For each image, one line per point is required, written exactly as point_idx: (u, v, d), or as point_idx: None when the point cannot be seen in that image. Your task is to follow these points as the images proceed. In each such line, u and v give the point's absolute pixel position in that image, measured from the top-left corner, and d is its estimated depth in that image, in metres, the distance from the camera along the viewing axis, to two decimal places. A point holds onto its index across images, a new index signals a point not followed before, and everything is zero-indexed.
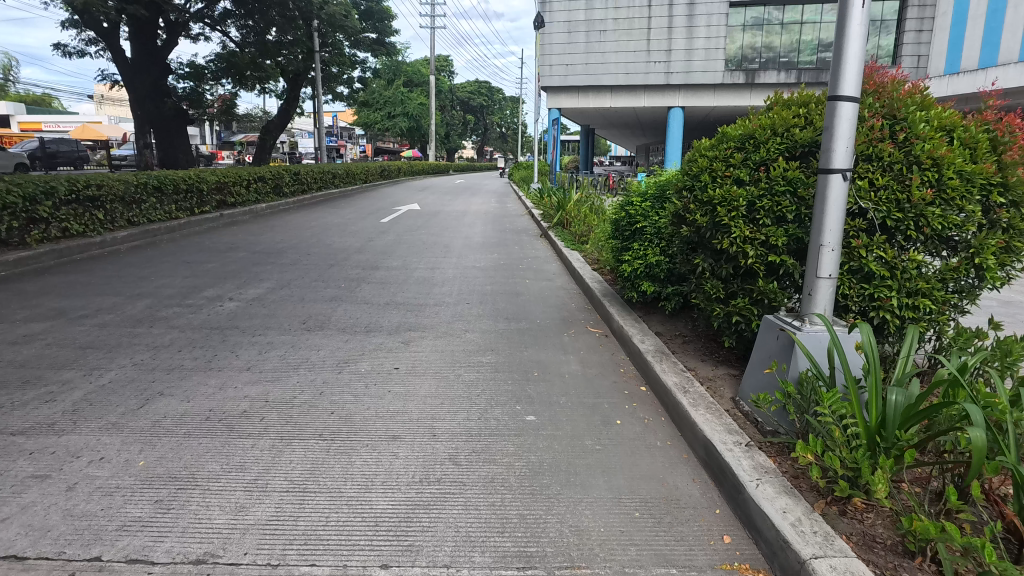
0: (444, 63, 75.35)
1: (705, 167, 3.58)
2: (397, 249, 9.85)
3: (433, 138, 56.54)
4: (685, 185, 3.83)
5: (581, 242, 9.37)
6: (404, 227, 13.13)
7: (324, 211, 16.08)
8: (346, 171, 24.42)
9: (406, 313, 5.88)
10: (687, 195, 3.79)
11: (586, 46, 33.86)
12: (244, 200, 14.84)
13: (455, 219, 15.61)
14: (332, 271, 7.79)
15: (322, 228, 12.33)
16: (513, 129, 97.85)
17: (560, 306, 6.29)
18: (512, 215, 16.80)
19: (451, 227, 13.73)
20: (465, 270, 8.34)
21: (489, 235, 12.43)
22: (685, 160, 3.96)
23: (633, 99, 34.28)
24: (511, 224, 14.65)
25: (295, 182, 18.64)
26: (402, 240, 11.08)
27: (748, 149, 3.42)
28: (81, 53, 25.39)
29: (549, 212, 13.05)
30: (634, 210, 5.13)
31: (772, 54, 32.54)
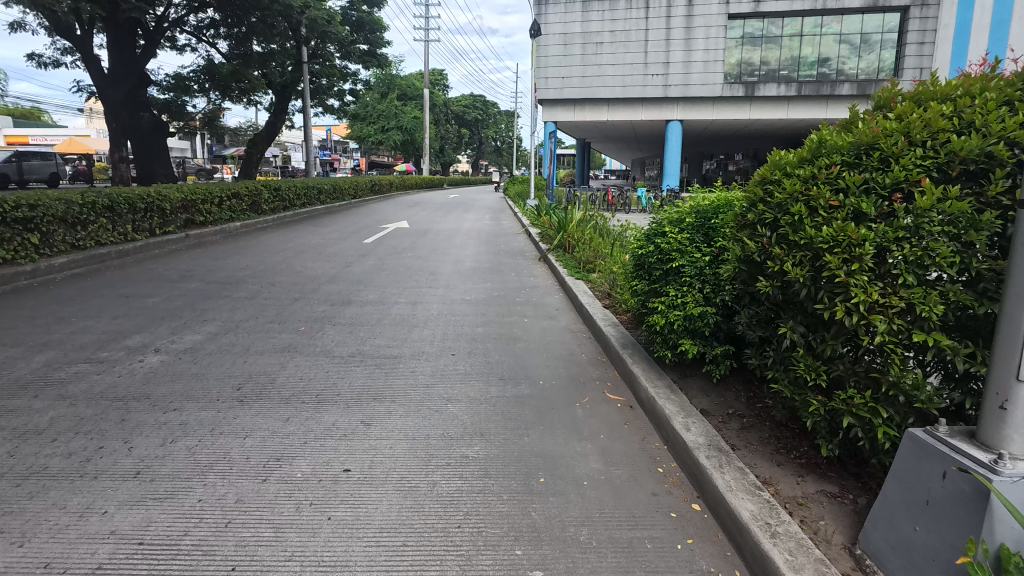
0: (438, 77, 74.82)
1: (799, 193, 2.44)
2: (377, 277, 8.64)
3: (427, 151, 55.64)
4: (761, 217, 2.68)
5: (587, 270, 8.18)
6: (388, 249, 11.92)
7: (304, 230, 14.90)
8: (333, 186, 23.30)
9: (374, 370, 4.66)
10: (767, 231, 2.63)
11: (583, 57, 33.07)
12: (216, 219, 13.63)
13: (446, 238, 14.43)
14: (295, 309, 6.57)
15: (296, 251, 11.12)
16: (508, 143, 97.37)
17: (568, 357, 5.05)
18: (508, 233, 15.62)
19: (441, 248, 12.53)
20: (453, 303, 7.14)
21: (482, 258, 11.24)
22: (755, 179, 2.81)
23: (630, 112, 33.56)
24: (507, 244, 13.46)
25: (276, 198, 17.47)
26: (385, 265, 9.88)
27: (870, 167, 2.28)
28: (56, 63, 24.29)
29: (548, 233, 11.88)
30: (666, 241, 3.90)
31: (771, 67, 31.51)
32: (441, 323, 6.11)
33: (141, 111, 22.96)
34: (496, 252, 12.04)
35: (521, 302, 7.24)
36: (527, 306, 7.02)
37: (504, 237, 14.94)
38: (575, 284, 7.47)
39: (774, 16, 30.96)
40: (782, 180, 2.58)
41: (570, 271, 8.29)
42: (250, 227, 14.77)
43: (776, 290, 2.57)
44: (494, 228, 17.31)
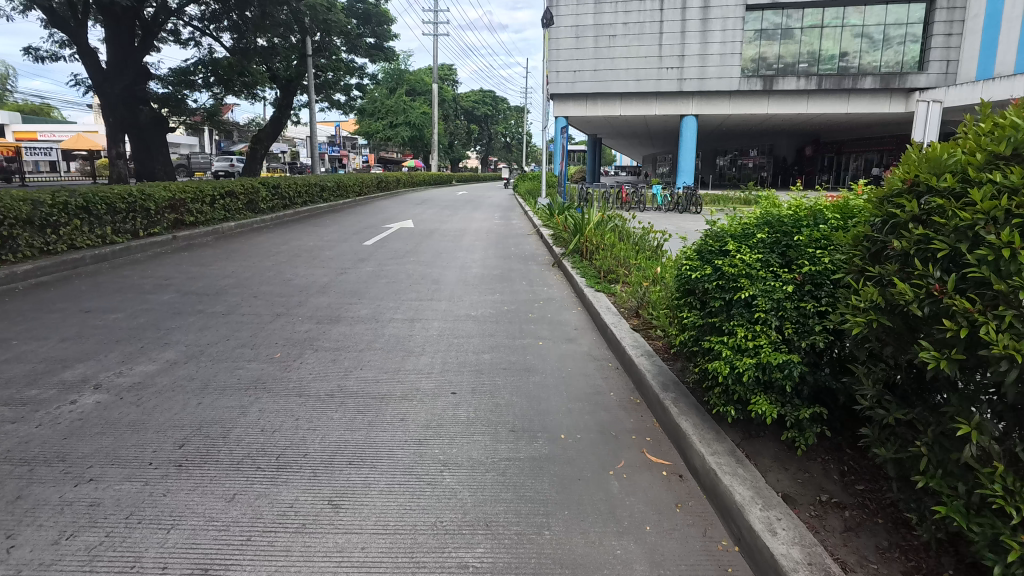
0: (447, 72, 73.96)
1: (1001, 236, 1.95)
2: (374, 286, 7.78)
3: (435, 147, 54.78)
4: (937, 257, 2.17)
5: (608, 281, 7.29)
6: (389, 252, 11.07)
7: (302, 231, 14.11)
8: (336, 183, 22.51)
9: (356, 416, 3.78)
10: (942, 274, 2.12)
11: (596, 50, 35.18)
12: (208, 219, 12.84)
13: (452, 239, 13.59)
14: (274, 328, 5.72)
15: (289, 254, 10.30)
16: (517, 139, 96.35)
17: (593, 398, 4.12)
18: (518, 235, 14.75)
19: (447, 251, 11.65)
20: (456, 319, 6.29)
21: (490, 262, 10.37)
22: (918, 205, 2.28)
23: (644, 107, 35.71)
24: (517, 247, 12.56)
25: (274, 195, 16.69)
26: (383, 271, 9.02)
27: None
28: (54, 56, 23.69)
29: (562, 235, 11.02)
30: (736, 261, 2.95)
31: (789, 61, 33.77)
32: (442, 348, 5.22)
33: (139, 106, 22.25)
34: (505, 256, 11.17)
35: (535, 320, 6.32)
36: (540, 325, 6.08)
37: (514, 238, 14.04)
38: (596, 298, 6.57)
39: (791, 10, 33.35)
40: (962, 200, 2.10)
41: (589, 282, 7.34)
42: (245, 227, 13.98)
43: (955, 366, 2.02)
44: (503, 228, 16.44)
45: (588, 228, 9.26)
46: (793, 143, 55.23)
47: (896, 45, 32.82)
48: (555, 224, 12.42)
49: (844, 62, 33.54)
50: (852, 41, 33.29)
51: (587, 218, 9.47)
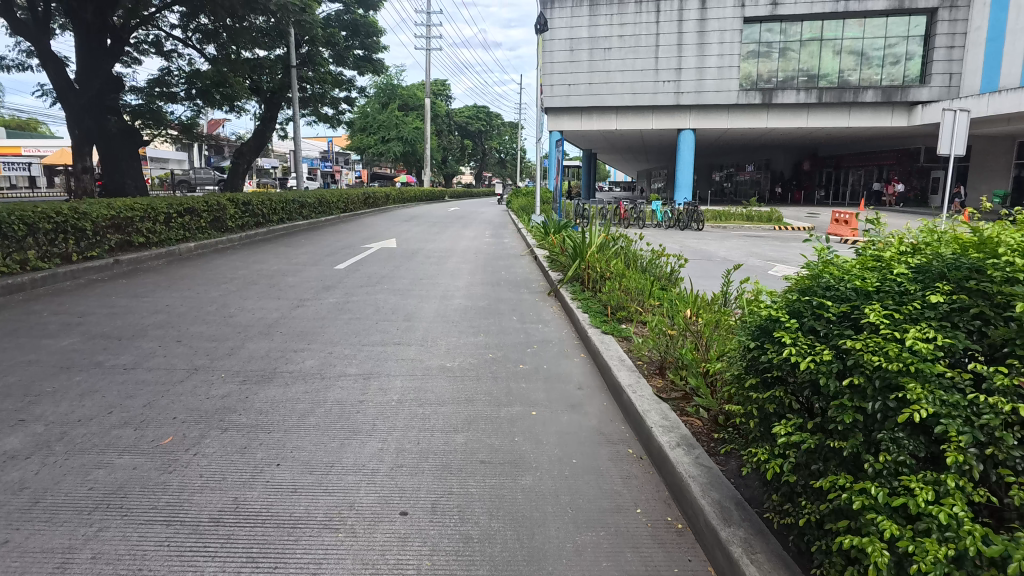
0: (440, 88, 73.27)
1: None
2: (332, 324, 6.37)
3: (427, 162, 53.70)
4: None
5: (617, 318, 5.93)
6: (363, 277, 9.67)
7: (270, 252, 12.73)
8: (317, 199, 21.19)
9: (245, 568, 2.42)
10: None
11: (590, 64, 34.42)
12: (161, 239, 11.41)
13: (436, 259, 12.21)
14: (181, 392, 4.30)
15: (245, 282, 8.89)
16: (512, 155, 95.70)
17: (613, 526, 2.73)
18: (509, 254, 13.41)
19: (429, 273, 10.27)
20: (427, 372, 4.90)
21: (476, 286, 9.01)
22: None
23: (640, 121, 34.93)
24: (509, 267, 11.22)
25: (244, 212, 15.29)
26: (350, 303, 7.61)
27: None
28: (20, 66, 22.48)
29: (558, 257, 9.68)
30: (894, 356, 1.65)
31: (789, 75, 32.94)
32: (400, 424, 3.83)
33: (107, 116, 20.94)
34: (494, 278, 9.82)
35: (527, 373, 4.93)
36: (533, 382, 4.68)
37: (506, 258, 12.71)
38: (603, 343, 5.24)
39: (792, 20, 32.52)
40: None
41: (594, 320, 5.97)
42: (205, 247, 12.56)
43: None
44: (495, 247, 15.11)
45: (589, 250, 7.94)
46: (791, 157, 54.37)
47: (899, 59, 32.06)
48: (552, 242, 11.13)
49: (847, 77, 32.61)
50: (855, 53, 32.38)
51: (588, 239, 8.16)
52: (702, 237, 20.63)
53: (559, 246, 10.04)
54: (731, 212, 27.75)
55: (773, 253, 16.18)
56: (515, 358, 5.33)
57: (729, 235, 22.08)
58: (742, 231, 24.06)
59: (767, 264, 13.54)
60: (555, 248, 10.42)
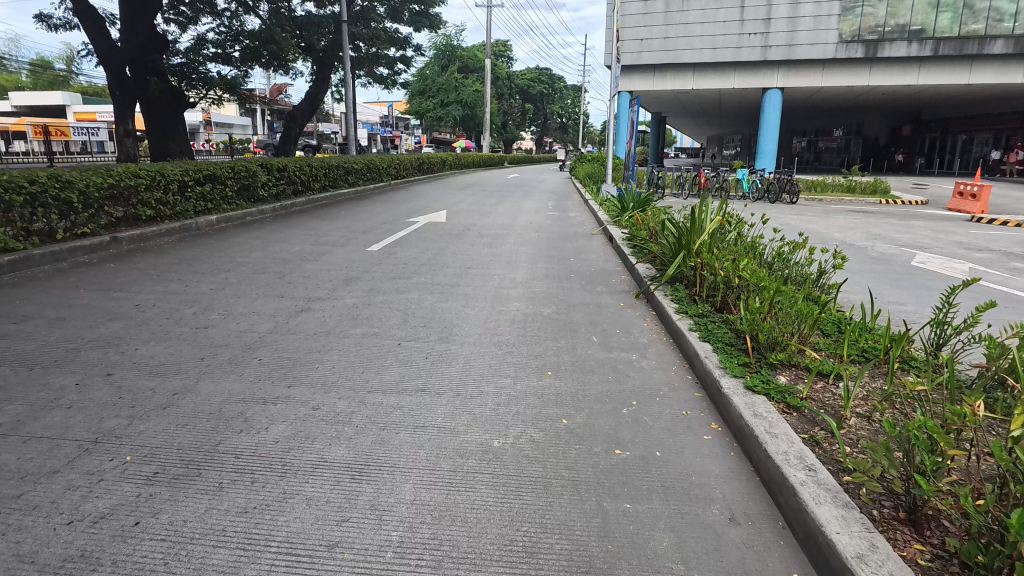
0: (501, 49, 70.42)
1: None
2: (335, 349, 4.46)
3: (486, 126, 51.25)
4: None
5: (769, 360, 3.67)
6: (398, 264, 7.74)
7: (300, 226, 11.05)
8: (365, 164, 19.48)
9: None
10: None
11: (666, 16, 32.43)
12: (174, 211, 9.89)
13: (490, 239, 10.20)
14: (34, 506, 2.48)
15: (252, 270, 7.14)
16: (575, 120, 91.97)
17: None
18: (579, 233, 11.25)
19: (481, 259, 8.23)
20: (459, 464, 2.88)
21: (541, 281, 6.93)
22: None
23: (721, 79, 32.81)
24: (581, 251, 9.11)
25: (279, 179, 13.72)
26: (372, 306, 5.69)
27: None
28: (66, 24, 21.68)
29: (643, 244, 7.48)
30: None
31: (898, 24, 29.90)
32: None
33: (149, 77, 19.89)
34: (562, 268, 7.72)
35: (628, 475, 2.83)
36: (644, 503, 2.62)
37: (577, 238, 10.54)
38: (755, 412, 3.11)
39: None
40: None
41: (725, 361, 3.78)
42: (228, 220, 11.02)
43: None
44: (560, 222, 12.96)
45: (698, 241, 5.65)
46: (886, 121, 49.08)
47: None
48: (639, 221, 8.84)
49: (966, 25, 29.63)
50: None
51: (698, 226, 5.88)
52: (800, 213, 17.74)
53: (650, 229, 7.80)
54: (828, 182, 24.30)
55: (899, 234, 13.29)
56: (602, 432, 3.24)
57: (831, 210, 19.03)
58: (844, 205, 20.83)
59: (903, 251, 10.82)
60: (643, 230, 8.20)
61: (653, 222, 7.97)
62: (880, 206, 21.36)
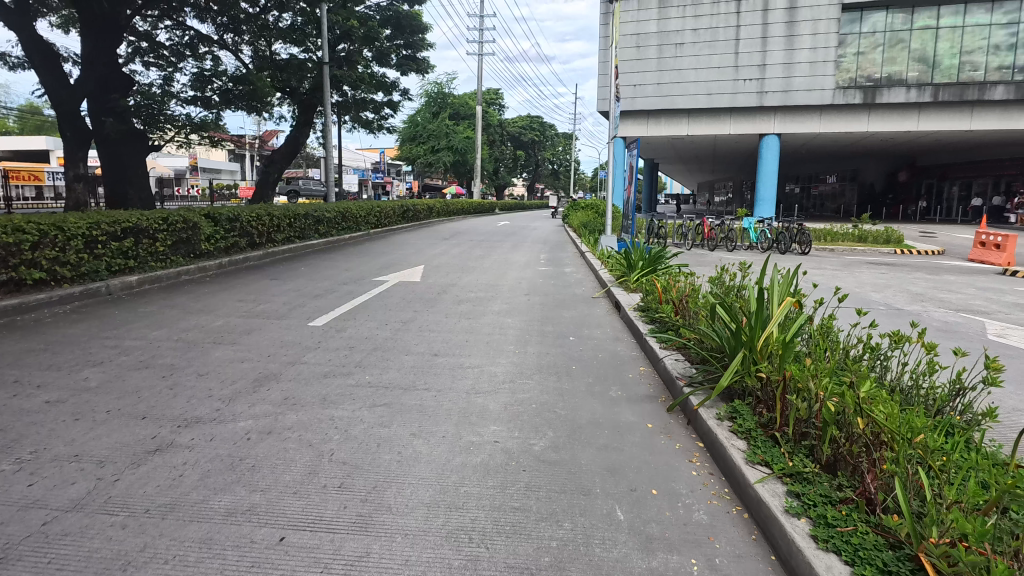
0: (493, 96, 70.76)
1: None
2: (159, 558, 2.49)
3: (477, 171, 50.24)
4: None
5: None
6: (341, 348, 5.81)
7: (240, 288, 9.15)
8: (340, 212, 17.76)
9: None
10: None
11: (659, 62, 31.90)
12: (77, 273, 8.02)
13: (471, 305, 8.32)
14: None
15: (134, 362, 5.18)
16: (567, 166, 92.05)
17: None
18: (579, 294, 9.44)
19: (454, 338, 6.33)
20: None
21: (530, 379, 4.99)
22: None
23: (716, 125, 32.03)
24: (585, 324, 7.25)
25: (231, 229, 11.89)
26: (273, 434, 3.75)
27: None
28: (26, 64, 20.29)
29: (664, 329, 5.62)
30: None
31: (897, 69, 29.39)
32: None
33: (105, 117, 18.22)
34: (559, 354, 5.80)
35: None
36: None
37: (576, 303, 8.71)
38: None
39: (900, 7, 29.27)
40: None
41: None
42: (153, 281, 9.13)
43: None
44: (554, 279, 11.16)
45: (767, 336, 3.75)
46: (882, 167, 48.49)
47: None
48: (658, 290, 6.93)
49: (965, 72, 28.98)
50: (976, 45, 28.80)
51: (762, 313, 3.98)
52: (817, 266, 16.11)
53: (678, 304, 5.89)
54: (837, 231, 22.85)
55: (943, 293, 11.60)
56: None
57: (849, 262, 17.45)
58: (861, 256, 19.30)
59: (968, 318, 9.03)
60: (666, 303, 6.28)
61: (682, 293, 6.07)
62: (898, 256, 19.85)
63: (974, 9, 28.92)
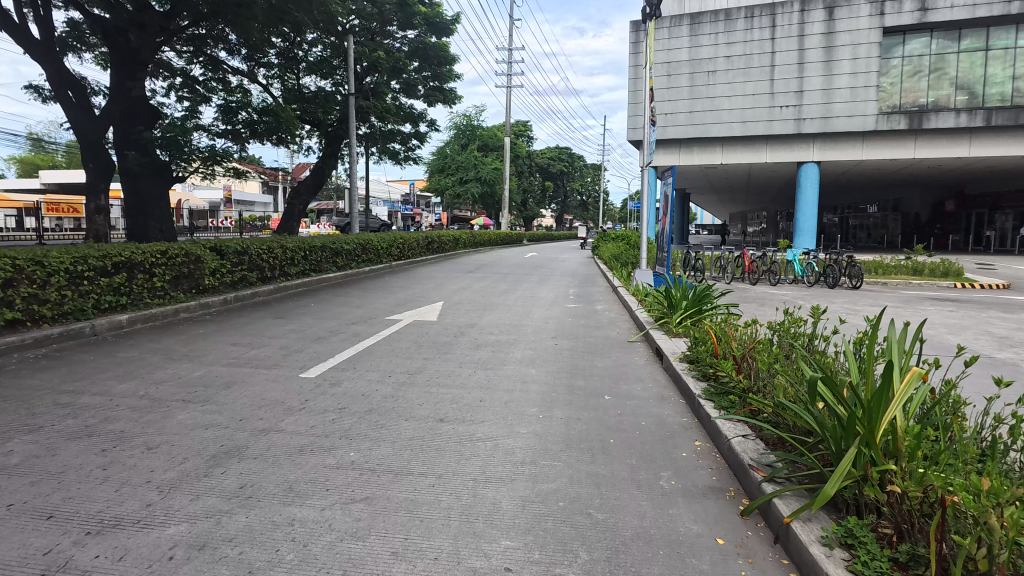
0: (522, 128, 70.98)
1: None
2: None
3: (505, 201, 49.78)
4: None
5: None
6: (329, 411, 4.82)
7: (239, 328, 8.34)
8: (360, 243, 17.09)
9: None
10: None
11: (691, 90, 31.09)
12: (60, 312, 7.29)
13: (491, 350, 7.33)
14: None
15: (80, 428, 4.30)
16: (596, 197, 91.43)
17: None
18: (614, 338, 8.35)
19: (467, 397, 5.29)
20: None
21: (556, 460, 3.92)
22: None
23: (751, 153, 30.89)
24: (622, 376, 6.16)
25: (239, 263, 11.17)
26: (205, 551, 2.76)
27: None
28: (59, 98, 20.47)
29: (726, 395, 4.53)
30: None
31: (942, 93, 28.08)
32: None
33: (128, 150, 18.18)
34: (593, 421, 4.72)
35: None
36: None
37: (609, 349, 7.60)
38: None
39: (946, 30, 28.01)
40: None
41: None
42: (146, 320, 8.39)
43: None
44: (585, 318, 10.08)
45: (896, 423, 2.67)
46: (927, 197, 46.41)
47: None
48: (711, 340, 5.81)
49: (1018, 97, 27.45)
50: None
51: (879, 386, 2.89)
52: (875, 302, 14.69)
53: (741, 361, 4.78)
54: (889, 263, 21.29)
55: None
56: None
57: (909, 298, 15.95)
58: (919, 291, 17.77)
59: None
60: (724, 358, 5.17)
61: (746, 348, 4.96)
62: (961, 291, 18.23)
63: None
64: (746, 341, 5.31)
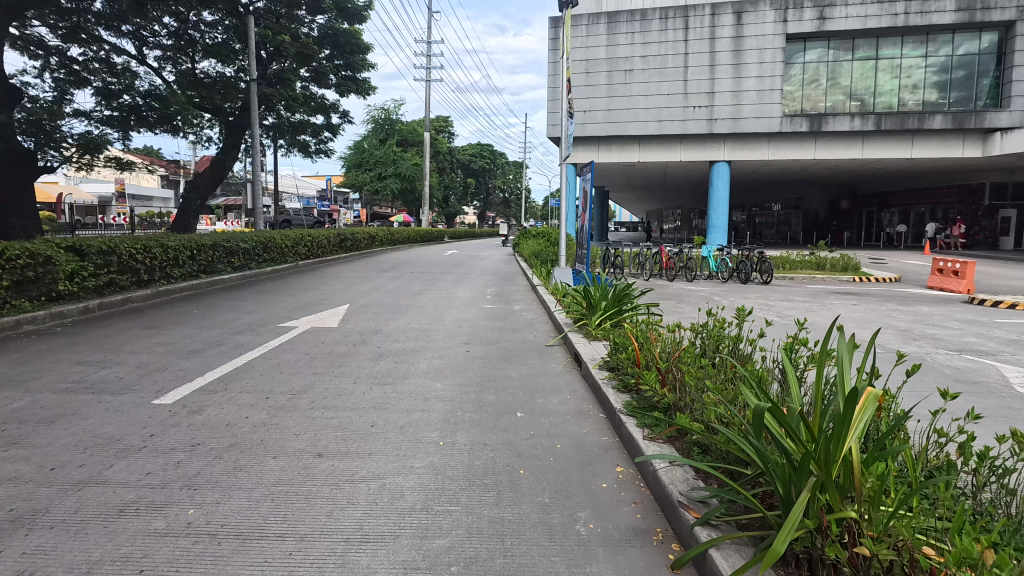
0: (442, 124, 69.71)
1: None
2: None
3: (425, 197, 48.50)
4: None
5: None
6: (178, 450, 3.90)
7: (92, 341, 7.04)
8: (260, 241, 15.64)
9: None
10: None
11: (609, 88, 31.31)
12: None
13: (394, 361, 6.53)
14: None
15: None
16: (518, 195, 91.52)
17: None
18: (530, 342, 7.77)
19: (354, 423, 4.49)
20: None
21: (454, 504, 3.23)
22: None
23: (667, 151, 31.53)
24: (537, 388, 5.56)
25: (106, 265, 9.67)
26: None
27: None
28: None
29: (651, 413, 4.00)
30: None
31: (840, 98, 30.17)
32: None
33: None
34: (502, 446, 4.07)
35: None
36: None
37: (525, 355, 7.00)
38: None
39: (841, 39, 29.77)
40: None
41: None
42: None
43: None
44: (502, 320, 9.46)
45: (853, 457, 2.20)
46: (825, 196, 49.56)
47: (956, 85, 29.54)
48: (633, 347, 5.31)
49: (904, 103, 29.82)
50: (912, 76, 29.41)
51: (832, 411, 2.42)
52: (785, 296, 15.04)
53: (665, 374, 4.28)
54: (795, 258, 22.18)
55: (929, 328, 10.53)
56: None
57: (814, 292, 16.53)
58: (824, 285, 18.48)
59: (976, 361, 7.84)
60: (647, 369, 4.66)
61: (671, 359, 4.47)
62: (859, 285, 19.20)
63: (909, 42, 29.67)
64: (670, 348, 4.84)
